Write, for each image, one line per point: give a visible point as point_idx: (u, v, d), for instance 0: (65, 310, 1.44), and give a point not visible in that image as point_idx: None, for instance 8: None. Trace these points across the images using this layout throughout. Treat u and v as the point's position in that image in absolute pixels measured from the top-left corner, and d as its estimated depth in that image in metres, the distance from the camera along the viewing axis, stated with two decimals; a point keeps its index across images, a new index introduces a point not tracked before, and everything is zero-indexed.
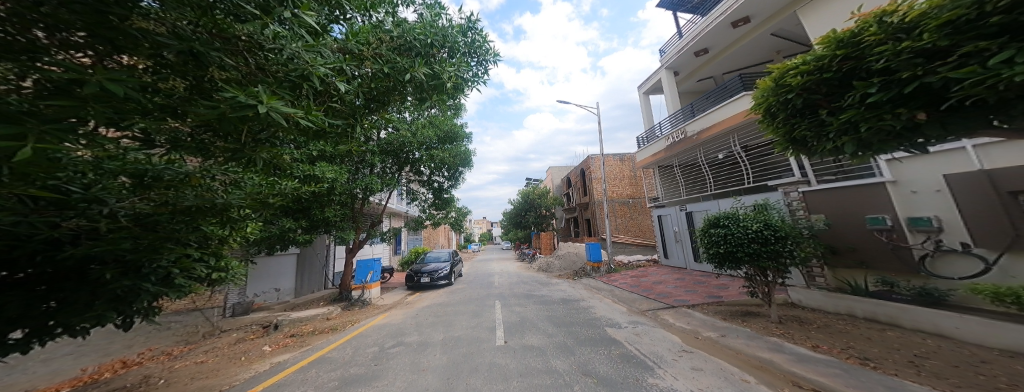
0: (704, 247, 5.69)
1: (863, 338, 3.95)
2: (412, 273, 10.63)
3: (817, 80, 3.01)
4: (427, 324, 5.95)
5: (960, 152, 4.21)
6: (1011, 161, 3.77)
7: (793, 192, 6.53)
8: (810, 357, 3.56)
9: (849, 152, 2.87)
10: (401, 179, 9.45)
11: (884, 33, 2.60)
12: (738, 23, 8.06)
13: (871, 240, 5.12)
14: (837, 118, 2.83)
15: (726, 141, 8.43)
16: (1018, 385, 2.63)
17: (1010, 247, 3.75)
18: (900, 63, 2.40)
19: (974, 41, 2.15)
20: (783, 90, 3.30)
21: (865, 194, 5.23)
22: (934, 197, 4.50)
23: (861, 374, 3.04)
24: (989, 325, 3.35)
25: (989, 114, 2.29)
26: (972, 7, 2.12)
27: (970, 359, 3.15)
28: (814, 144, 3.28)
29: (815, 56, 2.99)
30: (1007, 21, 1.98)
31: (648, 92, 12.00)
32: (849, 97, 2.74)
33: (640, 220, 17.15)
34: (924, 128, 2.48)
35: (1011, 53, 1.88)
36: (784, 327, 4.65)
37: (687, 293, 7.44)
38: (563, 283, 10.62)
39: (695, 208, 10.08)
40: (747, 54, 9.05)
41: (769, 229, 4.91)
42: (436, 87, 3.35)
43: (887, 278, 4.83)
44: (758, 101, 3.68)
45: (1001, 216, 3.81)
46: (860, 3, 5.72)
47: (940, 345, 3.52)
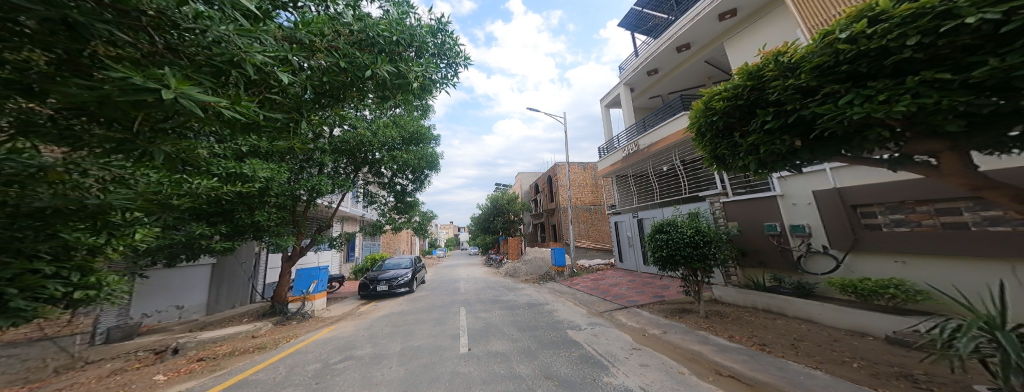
0: (652, 251, 6.20)
1: (761, 327, 4.68)
2: (367, 281, 9.80)
3: (733, 106, 3.54)
4: (383, 335, 5.53)
5: (822, 172, 5.24)
6: (855, 181, 4.81)
7: (717, 202, 7.43)
8: (727, 347, 4.10)
9: (753, 169, 3.41)
10: (358, 179, 8.69)
11: (778, 70, 3.17)
12: (681, 48, 9.15)
13: (769, 243, 6.13)
14: (746, 140, 3.35)
15: (669, 155, 9.38)
16: (856, 356, 3.37)
17: (852, 247, 4.81)
18: (786, 98, 2.95)
19: (833, 83, 2.72)
20: (710, 113, 3.82)
21: (766, 205, 6.23)
22: (807, 208, 5.54)
23: (762, 359, 3.59)
24: (839, 310, 4.23)
25: (841, 145, 2.90)
26: (831, 56, 2.70)
27: (827, 339, 3.94)
28: (730, 161, 3.82)
29: (733, 85, 3.51)
30: (851, 70, 2.56)
31: (609, 105, 12.85)
32: (753, 123, 3.26)
33: (599, 225, 18.15)
34: (801, 152, 3.06)
35: (852, 96, 2.41)
36: (710, 321, 5.31)
37: (638, 294, 8.04)
38: (529, 288, 10.70)
39: (645, 214, 10.96)
40: (684, 77, 10.32)
41: (700, 234, 5.60)
42: (403, 88, 3.20)
43: (779, 275, 5.82)
44: (693, 121, 4.18)
45: (846, 224, 4.88)
46: (765, 42, 7.06)
47: (810, 329, 4.34)
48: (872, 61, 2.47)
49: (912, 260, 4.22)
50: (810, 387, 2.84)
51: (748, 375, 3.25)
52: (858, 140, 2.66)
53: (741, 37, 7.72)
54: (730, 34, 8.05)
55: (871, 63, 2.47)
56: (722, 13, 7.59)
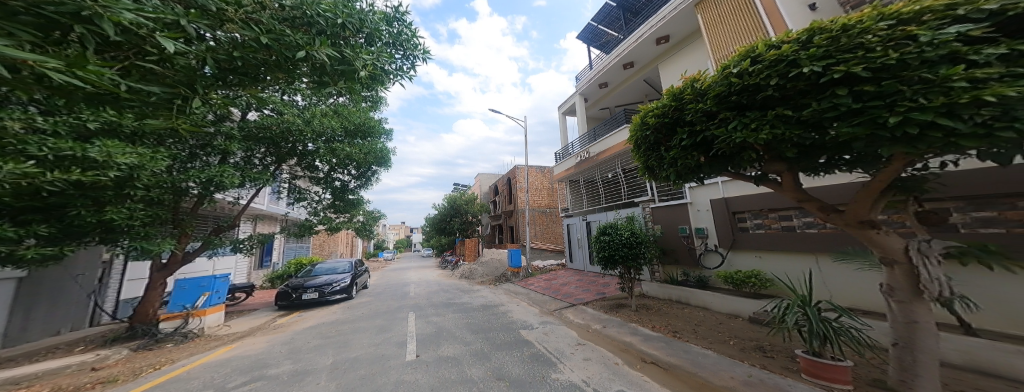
0: (596, 251, 6.66)
1: (673, 316, 5.41)
2: (289, 289, 8.47)
3: (662, 123, 3.87)
4: (309, 349, 4.83)
5: (716, 184, 6.26)
6: (738, 192, 5.87)
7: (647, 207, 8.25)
8: (650, 336, 4.59)
9: (673, 180, 3.85)
10: (279, 173, 7.57)
11: (690, 93, 3.54)
12: (626, 66, 10.04)
13: (680, 243, 7.10)
14: (669, 155, 3.74)
15: (613, 164, 10.21)
16: (732, 335, 4.13)
17: (733, 245, 5.88)
18: (690, 118, 3.39)
19: (727, 110, 3.08)
20: (643, 126, 4.16)
21: (678, 211, 7.20)
22: (705, 213, 6.59)
23: (676, 345, 4.09)
24: (724, 298, 5.14)
25: (727, 164, 3.42)
26: (726, 89, 3.05)
27: (715, 322, 4.74)
28: (656, 171, 4.27)
29: (661, 103, 3.83)
30: (736, 100, 2.97)
31: (566, 113, 13.43)
32: (676, 140, 3.58)
33: (553, 227, 18.57)
34: (705, 168, 3.57)
35: (737, 122, 2.81)
36: (639, 313, 5.90)
37: (584, 293, 8.39)
38: (484, 289, 10.49)
39: (594, 217, 11.54)
40: (625, 93, 11.38)
41: (634, 235, 6.22)
42: (348, 77, 2.79)
43: (687, 271, 6.74)
44: (632, 134, 4.43)
45: (729, 227, 5.93)
46: (686, 69, 8.33)
47: (705, 315, 5.20)
48: (744, 93, 2.91)
49: (766, 254, 5.34)
50: (706, 365, 3.35)
51: (665, 359, 3.68)
52: (737, 161, 3.18)
53: (673, 62, 8.82)
54: (663, 58, 9.21)
55: (749, 96, 2.87)
56: (659, 38, 8.58)
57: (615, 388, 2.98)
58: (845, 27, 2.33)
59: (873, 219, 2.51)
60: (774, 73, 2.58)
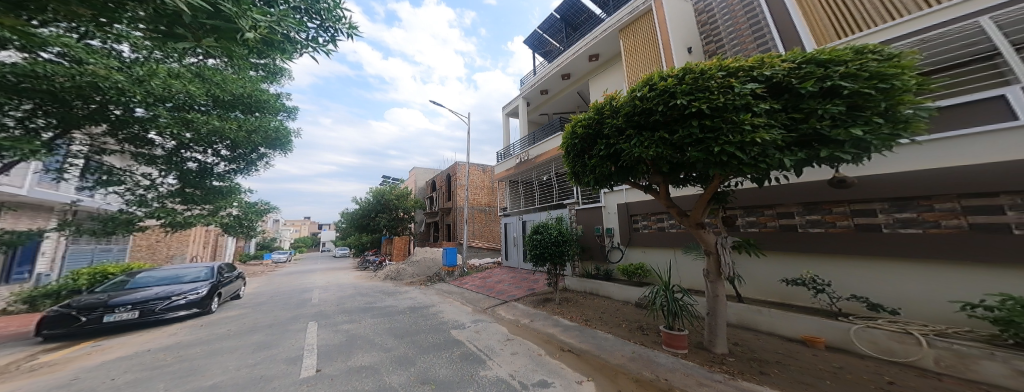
0: (528, 249, 6.98)
1: (585, 307, 6.03)
2: (74, 312, 4.81)
3: (587, 135, 4.06)
4: (147, 373, 3.54)
5: (621, 191, 7.23)
6: (636, 197, 6.90)
7: (573, 208, 8.84)
8: (567, 326, 4.97)
9: (595, 186, 4.04)
10: (64, 143, 4.04)
11: (607, 107, 3.78)
12: (564, 77, 10.78)
13: (592, 240, 7.95)
14: (590, 163, 3.94)
15: (548, 168, 10.81)
16: (625, 319, 4.90)
17: (630, 242, 6.89)
18: (603, 132, 3.77)
19: (632, 126, 3.43)
20: (572, 136, 4.28)
21: (592, 213, 8.04)
22: (609, 216, 7.58)
23: (587, 331, 4.55)
24: (621, 288, 6.09)
25: (628, 176, 3.72)
26: (632, 107, 3.42)
27: (615, 309, 5.55)
28: (579, 179, 4.42)
29: (586, 115, 4.02)
30: (636, 120, 3.38)
31: (509, 115, 13.60)
32: (597, 150, 3.78)
33: (492, 227, 18.46)
34: (614, 177, 3.78)
35: (637, 140, 3.20)
36: (560, 306, 6.33)
37: (516, 289, 8.41)
38: (413, 291, 9.77)
39: (530, 217, 11.72)
40: (559, 102, 12.21)
41: (560, 235, 6.68)
42: (220, 33, 2.29)
43: (598, 266, 7.59)
44: (564, 141, 4.44)
45: (627, 228, 6.92)
46: (607, 87, 9.45)
47: (608, 303, 6.00)
48: (647, 115, 3.30)
49: (649, 249, 6.46)
50: (606, 347, 3.84)
51: (578, 346, 4.05)
52: (633, 173, 3.57)
53: (601, 79, 9.87)
54: (594, 74, 10.20)
55: (646, 116, 3.31)
56: (591, 55, 9.48)
57: (537, 378, 3.09)
58: (703, 72, 2.97)
59: (703, 221, 3.34)
60: (662, 101, 3.10)
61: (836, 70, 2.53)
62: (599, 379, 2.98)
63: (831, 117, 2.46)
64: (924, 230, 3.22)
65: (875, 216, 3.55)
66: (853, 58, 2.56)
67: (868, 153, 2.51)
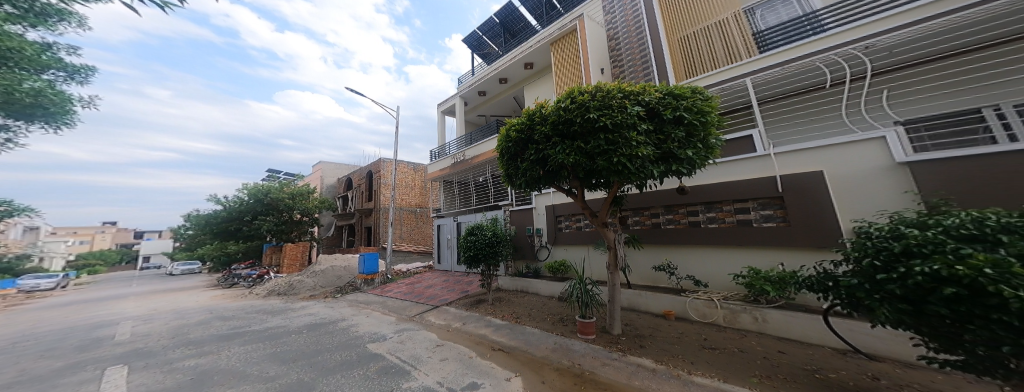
0: (461, 251, 6.85)
1: (516, 304, 6.24)
2: None
3: (519, 140, 4.20)
4: None
5: (550, 193, 7.69)
6: (561, 199, 7.43)
7: (508, 210, 9.02)
8: (498, 325, 5.06)
9: (526, 190, 4.21)
10: None
11: (538, 116, 4.00)
12: (501, 80, 10.94)
13: (524, 240, 8.24)
14: (522, 167, 4.09)
15: (484, 169, 10.83)
16: (552, 312, 5.27)
17: (556, 241, 7.39)
18: (533, 137, 3.97)
19: (557, 134, 3.70)
20: (506, 139, 4.34)
21: (524, 214, 8.36)
22: (538, 216, 7.98)
23: (517, 328, 4.75)
24: (548, 284, 6.53)
25: (553, 181, 4.02)
26: (558, 117, 3.69)
27: (542, 304, 5.91)
28: (512, 181, 4.54)
29: (519, 121, 4.15)
30: (560, 129, 3.65)
31: (444, 113, 13.12)
32: (529, 154, 3.93)
33: (423, 229, 17.48)
34: (542, 181, 4.02)
35: (563, 147, 3.48)
36: (493, 306, 6.40)
37: (448, 292, 8.15)
38: (315, 305, 8.44)
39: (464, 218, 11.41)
40: (495, 105, 12.37)
41: (494, 235, 6.75)
42: None
43: (529, 265, 7.94)
44: (500, 143, 4.44)
45: (554, 228, 7.40)
46: (540, 96, 10.02)
47: (537, 299, 6.36)
48: (569, 124, 3.60)
49: (571, 247, 7.06)
50: (534, 341, 4.06)
51: (508, 344, 4.17)
52: (557, 178, 3.88)
53: (536, 86, 10.37)
54: (530, 81, 10.64)
55: (568, 126, 3.61)
56: (526, 63, 9.88)
57: (468, 382, 3.06)
58: (610, 91, 3.43)
59: (607, 221, 3.87)
60: (582, 113, 3.43)
61: (684, 104, 3.29)
62: (526, 373, 3.13)
63: (681, 142, 3.25)
64: (716, 226, 4.45)
65: (697, 215, 4.65)
66: (690, 95, 3.37)
67: (698, 167, 3.35)
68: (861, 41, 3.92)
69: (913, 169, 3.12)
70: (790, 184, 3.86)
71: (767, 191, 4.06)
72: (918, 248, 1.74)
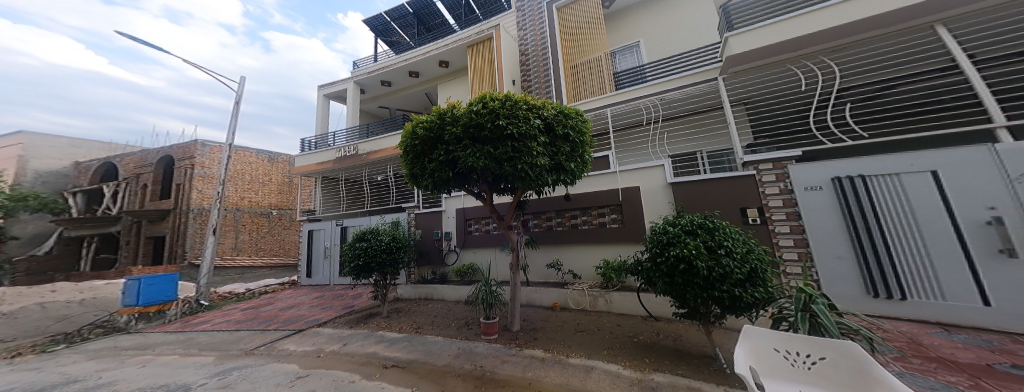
0: (347, 260, 5.94)
1: (418, 313, 5.87)
2: None
3: (426, 139, 4.00)
4: None
5: (460, 196, 7.55)
6: (472, 202, 7.41)
7: (412, 212, 8.37)
8: (393, 339, 4.60)
9: (431, 191, 4.05)
10: None
11: (451, 118, 3.88)
12: (412, 74, 10.31)
13: (432, 245, 7.82)
14: (427, 167, 3.91)
15: (386, 166, 9.96)
16: (458, 316, 5.26)
17: (464, 244, 7.31)
18: (443, 138, 3.86)
19: (464, 137, 3.71)
20: (411, 137, 4.08)
21: (432, 217, 7.96)
22: (447, 220, 7.73)
23: (415, 339, 4.48)
24: (455, 288, 6.48)
25: (465, 184, 4.03)
26: (468, 120, 3.69)
27: (446, 311, 5.76)
28: (416, 181, 4.30)
29: (428, 119, 3.97)
30: (467, 133, 3.68)
31: (330, 97, 11.35)
32: (436, 154, 3.81)
33: (280, 235, 13.22)
34: (450, 183, 3.95)
35: (473, 151, 3.52)
36: (389, 319, 5.75)
37: (323, 311, 6.80)
38: (37, 358, 5.09)
39: (350, 221, 9.79)
40: (408, 100, 11.66)
41: (390, 242, 6.11)
42: None
43: (435, 270, 7.55)
44: (402, 140, 4.19)
45: (463, 231, 7.34)
46: (454, 96, 9.96)
47: (443, 305, 6.22)
48: (478, 128, 3.66)
49: (479, 250, 7.17)
50: (434, 350, 3.94)
51: (403, 358, 3.84)
52: (463, 181, 3.93)
53: (449, 85, 10.20)
54: (443, 80, 10.39)
55: (476, 130, 3.66)
56: (440, 61, 9.62)
57: None
58: (514, 102, 3.65)
59: (512, 224, 4.13)
60: (493, 121, 3.55)
61: (571, 123, 3.83)
62: (424, 386, 2.97)
63: (563, 160, 3.78)
64: (588, 228, 5.29)
65: (576, 219, 5.45)
66: (575, 117, 3.96)
67: (578, 178, 3.99)
68: (657, 94, 5.56)
69: (710, 184, 4.33)
70: (626, 194, 4.98)
71: (613, 199, 5.10)
72: (673, 239, 2.73)
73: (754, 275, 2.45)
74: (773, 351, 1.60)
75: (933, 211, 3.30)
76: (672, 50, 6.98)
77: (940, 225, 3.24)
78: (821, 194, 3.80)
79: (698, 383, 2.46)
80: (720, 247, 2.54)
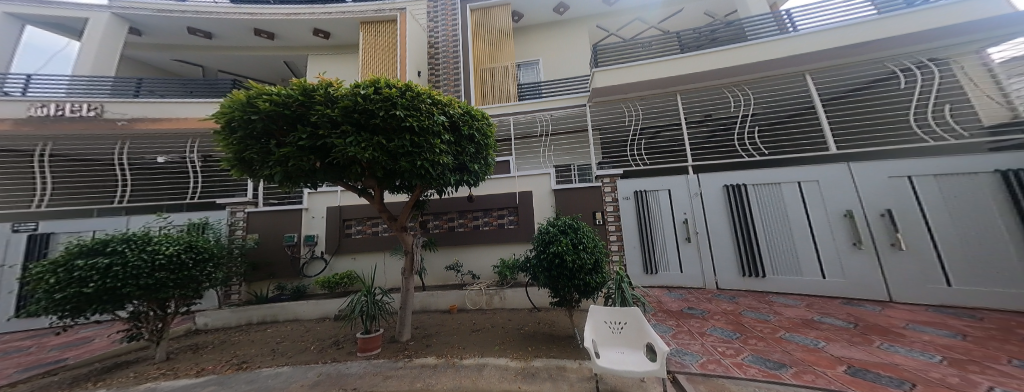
0: (49, 290, 2.93)
1: (246, 343, 4.12)
2: None
3: (277, 113, 3.09)
4: None
5: (333, 192, 6.10)
6: (352, 201, 6.14)
7: (240, 211, 5.89)
8: (184, 387, 2.90)
9: (277, 182, 3.19)
10: None
11: (324, 99, 3.16)
12: (260, 34, 8.10)
13: (280, 254, 5.85)
14: (277, 150, 3.06)
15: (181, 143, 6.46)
16: (319, 338, 4.16)
17: (336, 249, 5.94)
18: (309, 118, 3.13)
19: (342, 122, 3.17)
20: (249, 109, 3.06)
21: (285, 217, 5.98)
22: (314, 221, 6.05)
23: (234, 379, 3.02)
24: (316, 304, 5.13)
25: (341, 175, 3.47)
26: (352, 102, 3.16)
27: (300, 333, 4.40)
28: (255, 169, 3.32)
29: (285, 92, 3.08)
30: (342, 117, 3.13)
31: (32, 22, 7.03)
32: (290, 136, 3.07)
33: None
34: (319, 173, 3.28)
35: (352, 138, 3.04)
36: (173, 362, 3.55)
37: None
38: None
39: (59, 225, 5.50)
40: (255, 65, 9.13)
41: (173, 249, 3.44)
42: None
43: (282, 284, 5.69)
44: (223, 110, 3.11)
45: (337, 235, 5.95)
46: (335, 74, 8.55)
47: (292, 328, 4.70)
48: (361, 112, 3.20)
49: (359, 256, 5.99)
50: (272, 385, 2.85)
51: None
52: (339, 172, 3.38)
53: (329, 60, 8.69)
54: (319, 52, 8.74)
55: (358, 115, 3.19)
56: (313, 29, 8.05)
57: None
58: (407, 90, 3.34)
59: (406, 225, 3.82)
60: (384, 108, 3.16)
61: (477, 125, 3.87)
62: None
63: (463, 165, 3.86)
64: (490, 229, 5.48)
65: (472, 220, 5.56)
66: (481, 119, 4.00)
67: (482, 179, 4.09)
68: (547, 110, 6.38)
69: (589, 192, 5.26)
70: (522, 199, 5.42)
71: (510, 202, 5.46)
72: (550, 238, 3.14)
73: (598, 264, 3.04)
74: (603, 323, 2.44)
75: (665, 214, 5.06)
76: (562, 71, 8.07)
77: (668, 224, 5.04)
78: (626, 203, 5.23)
79: (565, 361, 2.90)
80: (578, 243, 3.05)
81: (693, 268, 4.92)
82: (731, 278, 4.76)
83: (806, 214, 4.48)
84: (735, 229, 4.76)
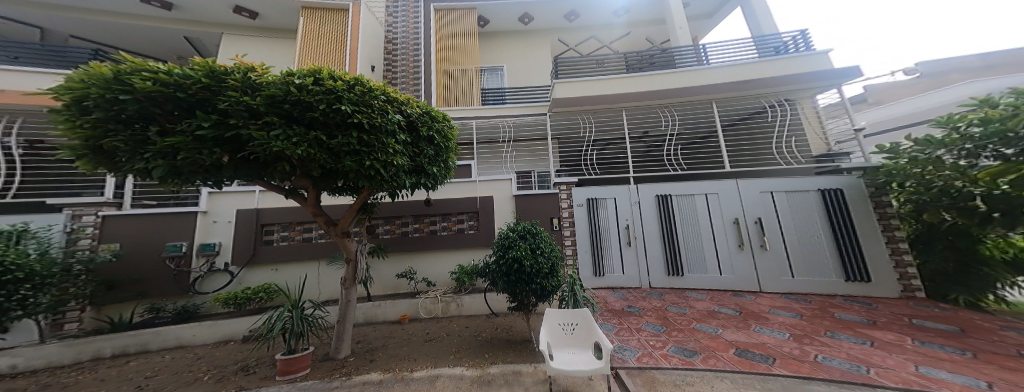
0: None
1: (92, 383, 3.14)
2: None
3: (165, 95, 2.56)
4: None
5: (250, 192, 5.20)
6: (273, 204, 5.25)
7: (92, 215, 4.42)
8: None
9: (157, 177, 2.59)
10: None
11: (241, 85, 2.73)
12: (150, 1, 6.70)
13: (157, 268, 4.61)
14: (161, 138, 2.51)
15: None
16: (211, 367, 3.39)
17: (249, 259, 4.97)
18: (221, 105, 2.68)
19: (264, 114, 2.79)
20: (121, 88, 2.48)
21: (174, 221, 4.81)
22: (225, 227, 5.05)
23: None
24: (214, 325, 4.21)
25: (263, 172, 3.04)
26: (280, 92, 2.80)
27: (186, 362, 3.56)
28: (123, 160, 2.67)
29: (180, 72, 2.57)
30: (260, 107, 2.74)
31: None
32: (184, 123, 2.58)
33: None
34: (223, 169, 2.79)
35: (277, 131, 2.69)
36: None
37: None
38: None
39: None
40: (141, 36, 7.43)
41: None
42: None
43: (159, 305, 4.48)
44: (77, 83, 2.47)
45: (250, 244, 5.01)
46: (267, 60, 7.54)
47: (172, 357, 3.76)
48: (292, 103, 2.86)
49: (281, 267, 5.12)
50: None
51: None
52: (262, 169, 2.96)
53: (257, 43, 7.64)
54: (244, 32, 7.63)
55: (283, 106, 2.84)
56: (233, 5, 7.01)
57: None
58: (350, 84, 3.06)
59: (349, 230, 3.51)
60: (322, 101, 2.86)
61: (437, 126, 3.76)
62: None
63: (421, 168, 3.68)
64: (448, 234, 5.32)
65: (426, 225, 5.34)
66: (442, 120, 3.91)
67: (440, 182, 3.96)
68: (516, 116, 6.50)
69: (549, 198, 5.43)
70: (483, 203, 5.40)
71: (470, 206, 5.37)
72: (508, 243, 3.18)
73: (554, 268, 3.15)
74: (559, 326, 2.52)
75: (605, 220, 5.48)
76: (527, 80, 8.25)
77: (608, 228, 5.46)
78: (581, 210, 5.53)
79: (521, 366, 2.92)
80: (538, 248, 3.13)
81: (631, 269, 5.38)
82: (659, 277, 5.31)
83: (709, 220, 5.28)
84: (661, 233, 5.38)
